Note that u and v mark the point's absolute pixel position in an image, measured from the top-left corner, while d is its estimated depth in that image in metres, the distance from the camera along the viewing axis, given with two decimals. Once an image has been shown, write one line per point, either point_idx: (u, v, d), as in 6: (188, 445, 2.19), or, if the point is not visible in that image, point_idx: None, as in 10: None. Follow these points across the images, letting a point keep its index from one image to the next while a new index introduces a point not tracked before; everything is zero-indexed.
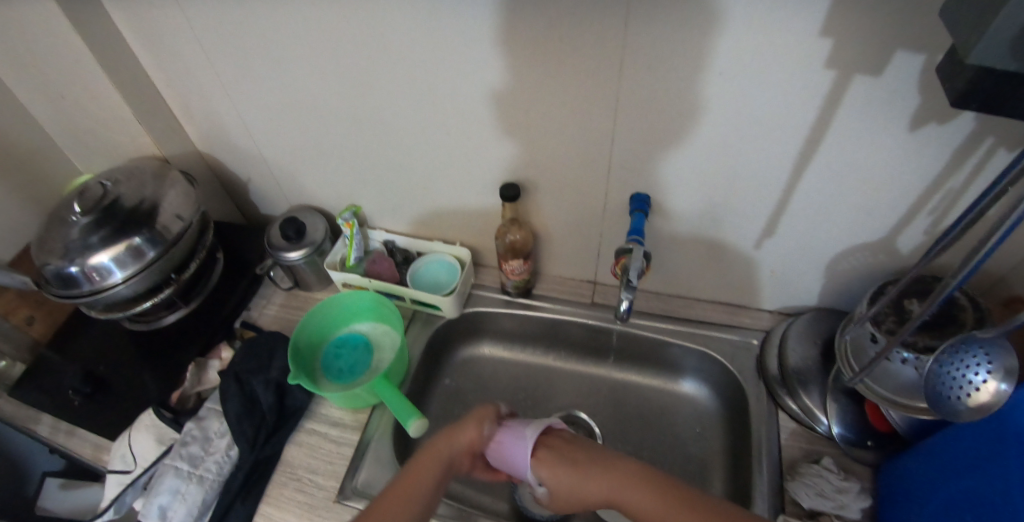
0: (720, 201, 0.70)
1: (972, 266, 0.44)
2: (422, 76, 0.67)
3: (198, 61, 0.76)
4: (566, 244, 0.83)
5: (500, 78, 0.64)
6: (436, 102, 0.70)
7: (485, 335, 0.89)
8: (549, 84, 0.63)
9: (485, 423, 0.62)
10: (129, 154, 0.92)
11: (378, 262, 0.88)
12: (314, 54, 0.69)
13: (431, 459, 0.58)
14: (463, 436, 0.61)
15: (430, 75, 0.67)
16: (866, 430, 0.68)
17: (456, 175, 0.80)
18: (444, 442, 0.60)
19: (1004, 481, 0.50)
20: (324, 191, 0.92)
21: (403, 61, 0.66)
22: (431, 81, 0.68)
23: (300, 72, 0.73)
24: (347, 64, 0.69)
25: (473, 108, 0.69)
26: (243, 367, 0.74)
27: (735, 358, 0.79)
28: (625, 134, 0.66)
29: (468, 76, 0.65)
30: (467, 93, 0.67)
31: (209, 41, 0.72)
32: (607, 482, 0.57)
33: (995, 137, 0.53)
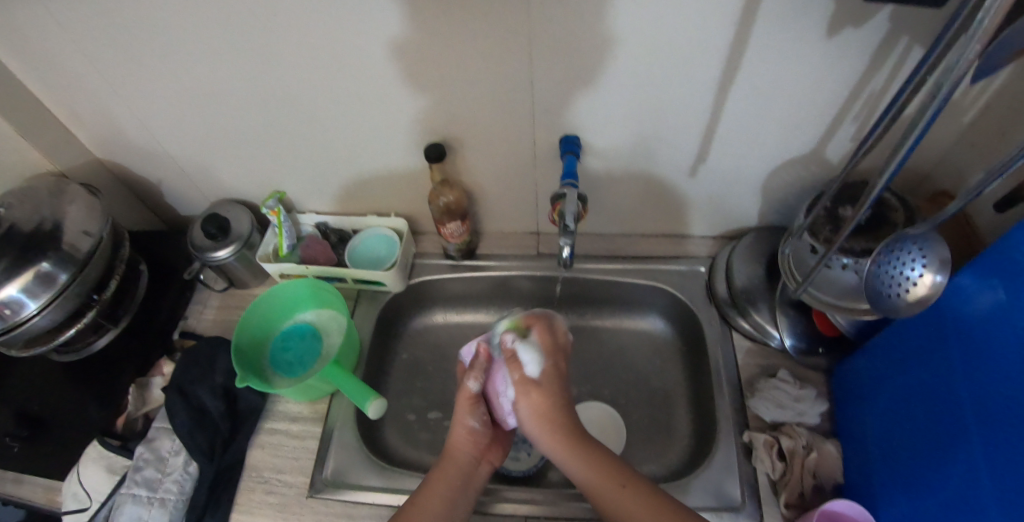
0: (651, 133, 0.67)
1: (897, 162, 0.44)
2: (312, 41, 0.61)
3: (60, 58, 0.67)
4: (504, 198, 0.80)
5: (401, 36, 0.59)
6: (339, 69, 0.64)
7: (436, 303, 0.85)
8: (454, 32, 0.58)
9: (469, 418, 0.63)
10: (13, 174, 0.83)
11: (311, 246, 0.83)
12: (189, 35, 0.62)
13: (452, 464, 0.61)
14: (463, 442, 0.62)
15: (320, 38, 0.60)
16: (815, 338, 0.69)
17: (375, 143, 0.74)
18: (453, 453, 0.62)
19: (946, 368, 0.53)
20: (242, 180, 0.86)
21: (288, 27, 0.60)
22: (322, 44, 0.61)
23: (177, 56, 0.65)
24: (227, 40, 0.62)
25: (374, 67, 0.63)
26: (185, 378, 0.71)
27: (686, 287, 0.78)
28: (542, 77, 0.62)
29: (366, 36, 0.59)
30: (369, 54, 0.61)
31: (65, 37, 0.64)
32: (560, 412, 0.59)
33: (910, 36, 0.51)
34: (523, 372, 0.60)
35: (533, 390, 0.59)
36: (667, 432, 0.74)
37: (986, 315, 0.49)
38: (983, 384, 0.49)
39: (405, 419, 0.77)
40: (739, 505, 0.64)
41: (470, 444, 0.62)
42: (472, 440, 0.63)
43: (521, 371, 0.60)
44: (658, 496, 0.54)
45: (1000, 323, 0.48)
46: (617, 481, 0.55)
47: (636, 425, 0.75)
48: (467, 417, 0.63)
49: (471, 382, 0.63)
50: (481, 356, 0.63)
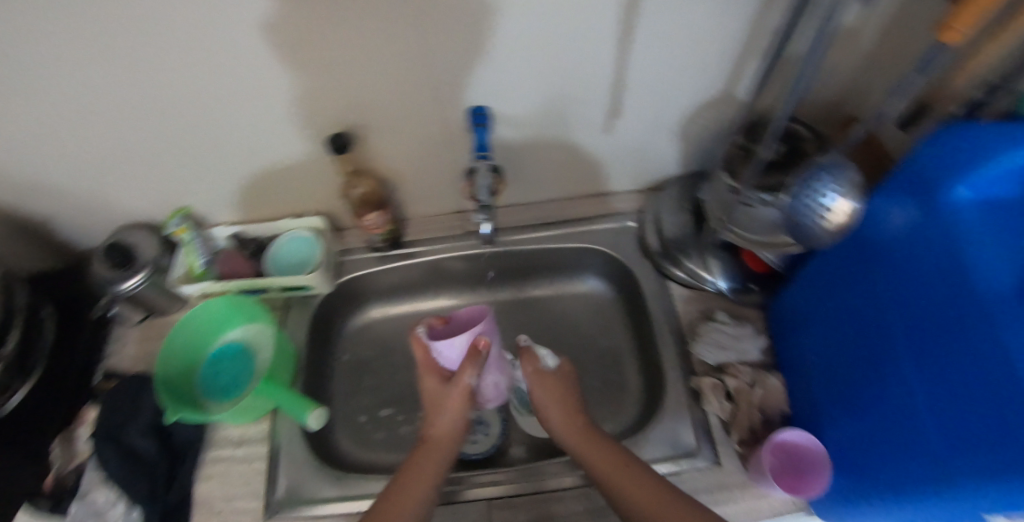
0: (559, 90, 0.64)
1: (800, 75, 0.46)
2: (172, 36, 0.55)
3: None
4: (422, 181, 0.76)
5: (275, 20, 0.54)
6: (215, 65, 0.58)
7: (371, 298, 0.82)
8: (330, 8, 0.53)
9: (464, 412, 0.58)
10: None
11: (227, 261, 0.78)
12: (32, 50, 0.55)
13: (429, 452, 0.56)
14: (446, 433, 0.57)
15: (181, 30, 0.54)
16: (747, 276, 0.70)
17: (272, 141, 0.69)
18: (435, 442, 0.56)
19: (870, 291, 0.55)
20: (139, 202, 0.79)
21: (142, 24, 0.53)
22: (185, 39, 0.55)
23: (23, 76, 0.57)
24: (75, 48, 0.55)
25: (249, 58, 0.58)
26: (111, 424, 0.66)
27: (619, 244, 0.77)
28: (436, 46, 0.58)
29: (236, 24, 0.54)
30: (244, 44, 0.56)
31: None
32: (565, 408, 0.59)
33: None
34: (532, 370, 0.60)
35: (538, 390, 0.60)
36: (620, 390, 0.74)
37: (905, 234, 0.52)
38: (905, 299, 0.52)
39: (356, 421, 0.75)
40: (695, 450, 0.65)
41: (452, 434, 0.57)
42: (456, 430, 0.57)
43: (530, 368, 0.61)
44: (662, 482, 0.53)
45: (916, 240, 0.51)
46: (622, 464, 0.54)
47: (589, 387, 0.75)
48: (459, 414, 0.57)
49: (472, 377, 0.55)
50: (483, 351, 0.55)
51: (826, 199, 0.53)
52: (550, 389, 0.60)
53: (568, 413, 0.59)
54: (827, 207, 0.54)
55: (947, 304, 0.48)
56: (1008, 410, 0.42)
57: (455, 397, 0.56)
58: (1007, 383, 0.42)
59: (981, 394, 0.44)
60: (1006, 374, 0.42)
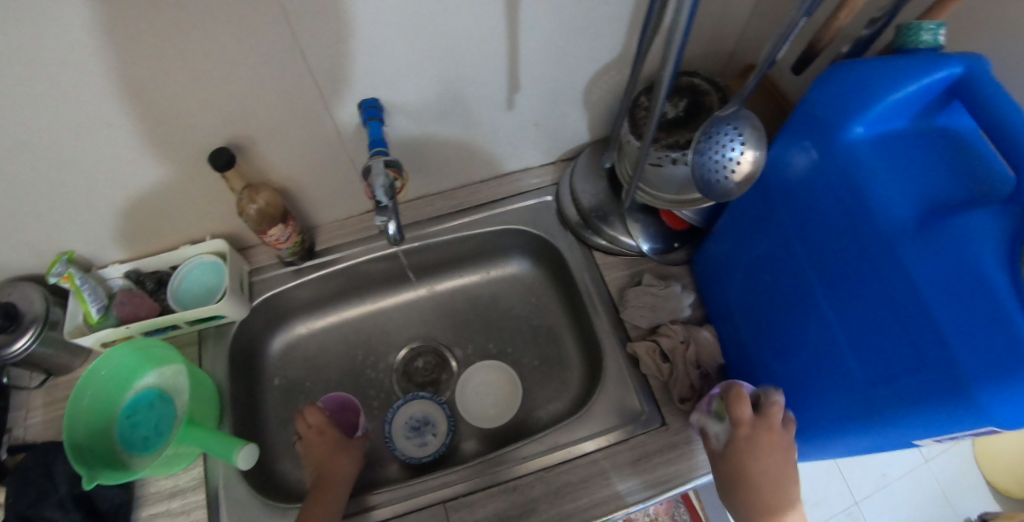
0: (447, 73, 0.60)
1: (677, 48, 0.43)
2: None
3: None
4: (321, 186, 0.70)
5: (102, 39, 0.47)
6: (47, 98, 0.50)
7: (293, 315, 0.78)
8: (164, 17, 0.46)
9: (355, 456, 0.63)
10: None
11: (125, 303, 0.70)
12: None
13: (331, 488, 0.59)
14: (343, 476, 0.61)
15: None
16: (668, 234, 0.69)
17: (143, 171, 0.62)
18: (331, 477, 0.60)
19: (781, 234, 0.56)
20: (8, 257, 0.70)
21: None
22: (3, 77, 0.47)
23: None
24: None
25: (84, 88, 0.50)
26: (22, 503, 0.60)
27: (539, 220, 0.74)
28: (300, 42, 0.52)
29: (57, 51, 0.46)
30: (69, 71, 0.48)
31: None
32: (763, 470, 0.54)
33: None
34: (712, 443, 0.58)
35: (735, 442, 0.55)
36: (561, 365, 0.74)
37: (805, 177, 0.52)
38: (816, 243, 0.52)
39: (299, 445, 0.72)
40: (641, 413, 0.65)
41: (348, 476, 0.62)
42: (351, 472, 0.62)
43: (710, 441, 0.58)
44: None
45: (819, 183, 0.50)
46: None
47: (530, 369, 0.74)
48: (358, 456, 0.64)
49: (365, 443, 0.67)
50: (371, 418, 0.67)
51: (733, 150, 0.52)
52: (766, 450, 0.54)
53: (742, 476, 0.54)
54: (735, 158, 0.52)
55: (854, 245, 0.48)
56: (920, 342, 0.43)
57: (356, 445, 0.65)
58: (916, 316, 0.43)
59: (891, 328, 0.45)
60: (917, 308, 0.43)
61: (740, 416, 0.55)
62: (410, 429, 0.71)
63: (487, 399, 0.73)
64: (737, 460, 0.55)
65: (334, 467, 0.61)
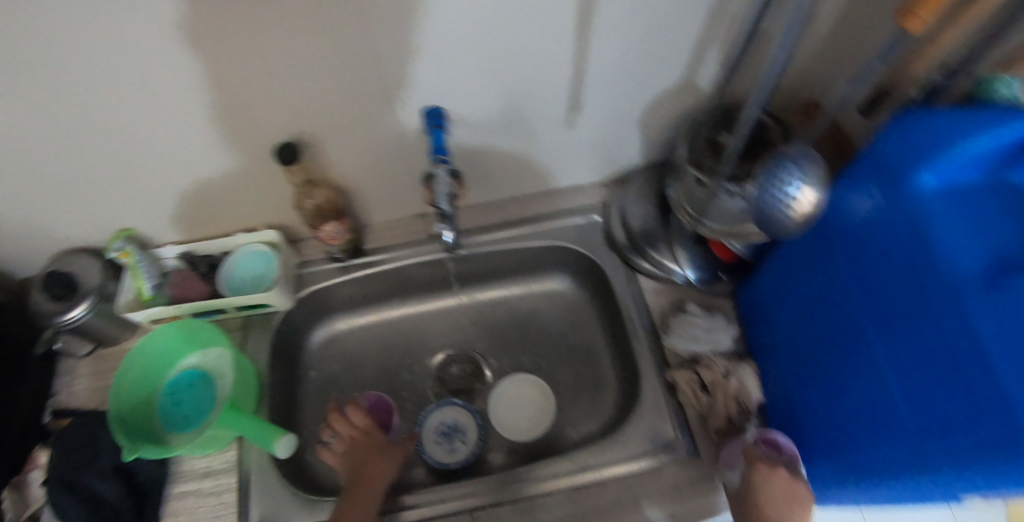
0: (514, 87, 0.61)
1: (766, 86, 0.44)
2: (87, 57, 0.49)
3: None
4: (378, 186, 0.72)
5: (196, 29, 0.49)
6: (136, 80, 0.53)
7: (335, 310, 0.79)
8: (255, 13, 0.48)
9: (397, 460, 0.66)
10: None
11: (181, 285, 0.73)
12: None
13: (366, 487, 0.60)
14: (379, 478, 0.62)
15: (95, 51, 0.49)
16: (715, 265, 0.68)
17: (213, 158, 0.64)
18: (368, 479, 0.61)
19: (836, 276, 0.55)
20: (74, 228, 0.73)
21: (53, 47, 0.48)
22: (103, 59, 0.50)
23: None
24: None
25: (175, 73, 0.53)
26: (67, 467, 0.62)
27: (585, 240, 0.75)
28: (378, 47, 0.54)
29: (154, 39, 0.49)
30: (160, 57, 0.51)
31: None
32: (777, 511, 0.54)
33: None
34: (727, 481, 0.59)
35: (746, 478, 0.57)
36: (595, 385, 0.73)
37: (868, 221, 0.51)
38: (873, 286, 0.51)
39: None
40: (675, 442, 0.64)
41: (385, 480, 0.63)
42: (388, 475, 0.63)
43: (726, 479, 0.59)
44: None
45: (882, 226, 0.50)
46: None
47: (564, 386, 0.74)
48: (398, 457, 0.66)
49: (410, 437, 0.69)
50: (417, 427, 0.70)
51: (794, 187, 0.52)
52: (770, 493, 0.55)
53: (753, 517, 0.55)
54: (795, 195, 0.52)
55: (915, 292, 0.47)
56: (977, 390, 0.41)
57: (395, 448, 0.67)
58: (974, 363, 0.41)
59: (947, 376, 0.44)
60: (975, 355, 0.41)
61: (751, 457, 0.58)
62: (440, 434, 0.71)
63: (519, 413, 0.73)
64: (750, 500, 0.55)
65: (370, 468, 0.63)
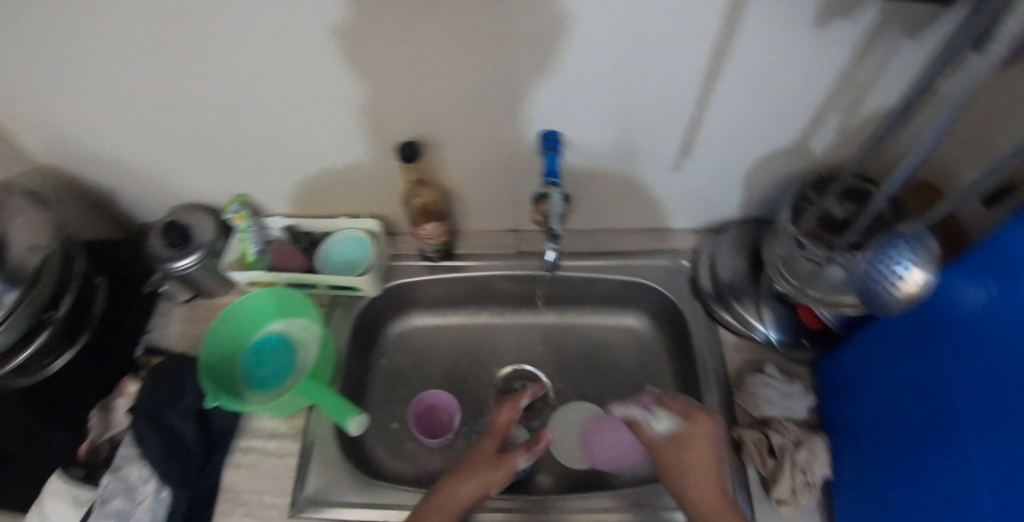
0: (633, 126, 0.63)
1: (908, 169, 0.47)
2: (267, 39, 0.56)
3: None
4: (481, 196, 0.75)
5: (364, 29, 0.54)
6: (298, 65, 0.58)
7: (415, 305, 0.82)
8: (419, 22, 0.53)
9: (485, 484, 0.59)
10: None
11: (280, 253, 0.78)
12: (133, 33, 0.56)
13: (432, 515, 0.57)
14: (457, 499, 0.58)
15: (275, 35, 0.55)
16: (800, 330, 0.69)
17: (340, 144, 0.69)
18: (444, 497, 0.58)
19: (937, 363, 0.52)
20: (201, 186, 0.79)
21: (244, 26, 0.54)
22: (279, 43, 0.56)
23: (105, 47, 0.58)
24: (166, 32, 0.56)
25: (328, 59, 0.58)
26: (153, 402, 0.67)
27: (671, 283, 0.76)
28: (518, 68, 0.57)
29: (325, 32, 0.55)
30: (324, 47, 0.56)
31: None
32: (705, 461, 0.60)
33: (894, 26, 0.49)
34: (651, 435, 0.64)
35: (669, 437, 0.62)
36: None
37: (978, 313, 0.47)
38: (975, 380, 0.47)
39: (389, 429, 0.75)
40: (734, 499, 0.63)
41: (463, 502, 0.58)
42: (467, 499, 0.58)
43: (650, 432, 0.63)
44: None
45: (992, 322, 0.46)
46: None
47: None
48: (490, 484, 0.59)
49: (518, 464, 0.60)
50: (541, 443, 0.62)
51: (900, 265, 0.51)
52: (685, 461, 0.60)
53: (683, 471, 0.60)
54: (901, 273, 0.51)
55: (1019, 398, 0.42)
56: None
57: (493, 474, 0.60)
58: None
59: None
60: None
61: (667, 417, 0.63)
62: None
63: (576, 439, 0.73)
64: (678, 458, 0.61)
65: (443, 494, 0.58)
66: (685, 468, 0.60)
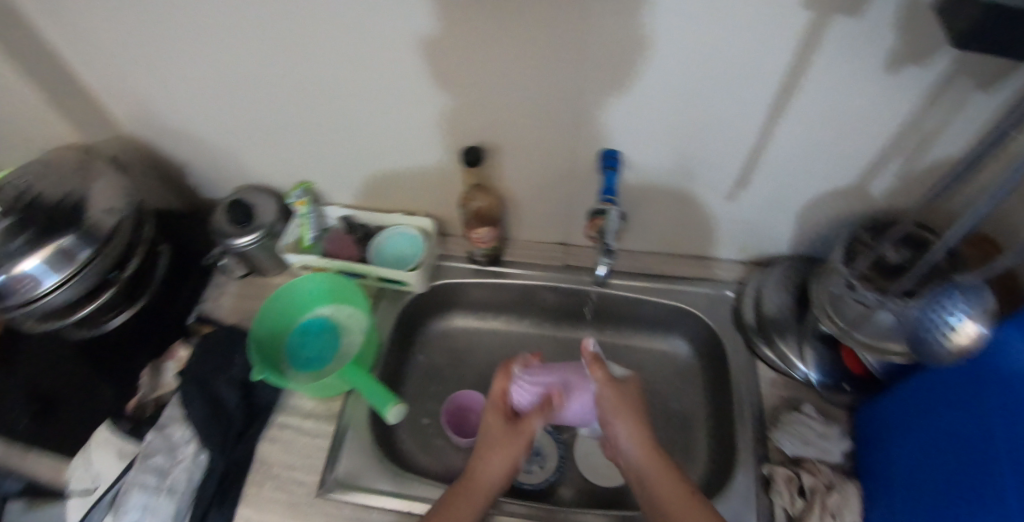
0: (694, 153, 0.65)
1: (975, 217, 0.47)
2: (353, 39, 0.59)
3: (97, 36, 0.65)
4: (534, 207, 0.77)
5: (447, 34, 0.56)
6: (377, 65, 0.61)
7: (457, 307, 0.84)
8: (499, 36, 0.55)
9: (515, 457, 0.61)
10: (30, 145, 0.81)
11: (334, 241, 0.82)
12: (230, 20, 0.60)
13: (465, 499, 0.57)
14: (491, 474, 0.60)
15: (361, 36, 0.58)
16: (841, 373, 0.68)
17: (405, 145, 0.72)
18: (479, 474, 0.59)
19: (983, 417, 0.49)
20: (267, 169, 0.83)
21: (335, 24, 0.58)
22: (365, 43, 0.59)
23: (200, 29, 0.62)
24: (262, 22, 0.59)
25: (404, 59, 0.60)
26: (202, 369, 0.70)
27: (711, 311, 0.77)
28: (588, 87, 0.59)
29: (408, 39, 0.57)
30: (407, 51, 0.59)
31: (106, 19, 0.63)
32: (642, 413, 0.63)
33: (967, 78, 0.50)
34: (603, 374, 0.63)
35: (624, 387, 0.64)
36: (685, 453, 0.73)
37: None
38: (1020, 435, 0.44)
39: (419, 423, 0.76)
40: None
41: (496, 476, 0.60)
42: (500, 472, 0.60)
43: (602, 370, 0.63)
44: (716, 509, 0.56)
45: None
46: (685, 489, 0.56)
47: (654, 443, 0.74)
48: (516, 453, 0.61)
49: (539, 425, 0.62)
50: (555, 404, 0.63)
51: (952, 315, 0.49)
52: (620, 399, 0.62)
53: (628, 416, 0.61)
54: (953, 323, 0.49)
55: None
56: None
57: (515, 441, 0.61)
58: None
59: None
60: None
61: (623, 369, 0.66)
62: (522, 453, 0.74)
63: (602, 457, 0.73)
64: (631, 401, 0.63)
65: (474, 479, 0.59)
66: (609, 403, 0.62)
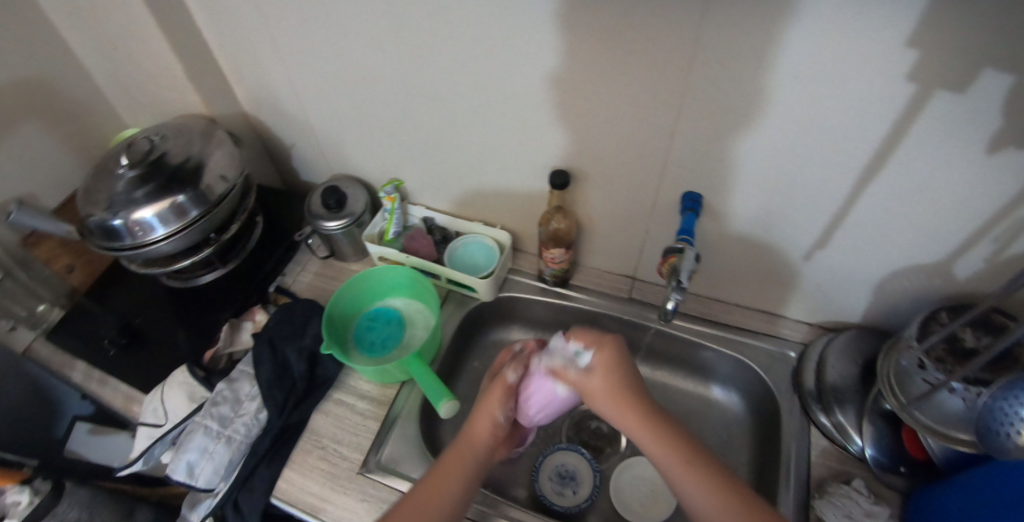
0: (779, 208, 0.67)
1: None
2: (473, 57, 0.64)
3: (242, 22, 0.73)
4: (611, 235, 0.80)
5: (561, 62, 0.60)
6: (491, 83, 0.66)
7: (518, 321, 0.89)
8: (612, 72, 0.59)
9: (496, 411, 0.61)
10: (161, 110, 0.90)
11: (416, 239, 0.87)
12: (363, 24, 0.66)
13: (454, 468, 0.57)
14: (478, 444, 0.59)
15: (482, 54, 0.63)
16: (900, 456, 0.66)
17: (499, 159, 0.76)
18: (469, 440, 0.59)
19: None
20: (365, 162, 0.89)
21: (459, 40, 0.63)
22: (482, 62, 0.64)
23: (334, 28, 0.68)
24: (393, 30, 0.65)
25: (516, 79, 0.64)
26: (276, 333, 0.74)
27: (771, 369, 0.78)
28: (685, 129, 0.62)
29: (525, 63, 0.62)
30: (522, 74, 0.63)
31: (254, 9, 0.70)
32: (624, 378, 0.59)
33: None
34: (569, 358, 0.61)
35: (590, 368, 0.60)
36: None
37: None
38: None
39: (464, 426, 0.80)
40: None
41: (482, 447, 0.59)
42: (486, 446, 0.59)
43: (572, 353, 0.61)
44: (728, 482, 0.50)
45: None
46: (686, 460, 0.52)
47: None
48: (495, 408, 0.61)
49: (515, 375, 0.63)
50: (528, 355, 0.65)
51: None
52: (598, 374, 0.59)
53: (614, 395, 0.58)
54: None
55: None
56: None
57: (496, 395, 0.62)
58: None
59: None
60: None
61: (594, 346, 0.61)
62: (557, 475, 0.74)
63: (639, 493, 0.73)
64: (615, 375, 0.59)
65: (464, 445, 0.59)
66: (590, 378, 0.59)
